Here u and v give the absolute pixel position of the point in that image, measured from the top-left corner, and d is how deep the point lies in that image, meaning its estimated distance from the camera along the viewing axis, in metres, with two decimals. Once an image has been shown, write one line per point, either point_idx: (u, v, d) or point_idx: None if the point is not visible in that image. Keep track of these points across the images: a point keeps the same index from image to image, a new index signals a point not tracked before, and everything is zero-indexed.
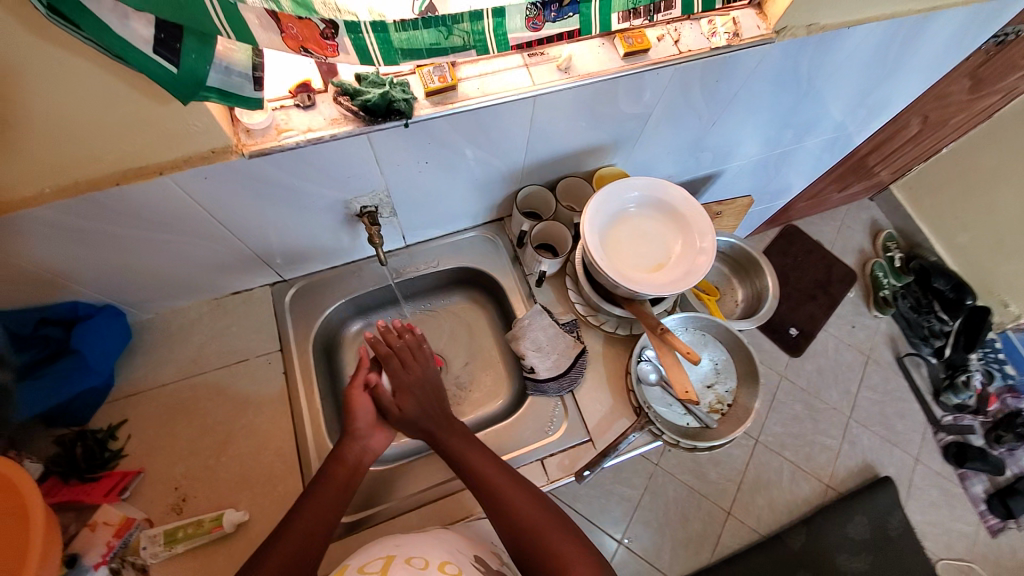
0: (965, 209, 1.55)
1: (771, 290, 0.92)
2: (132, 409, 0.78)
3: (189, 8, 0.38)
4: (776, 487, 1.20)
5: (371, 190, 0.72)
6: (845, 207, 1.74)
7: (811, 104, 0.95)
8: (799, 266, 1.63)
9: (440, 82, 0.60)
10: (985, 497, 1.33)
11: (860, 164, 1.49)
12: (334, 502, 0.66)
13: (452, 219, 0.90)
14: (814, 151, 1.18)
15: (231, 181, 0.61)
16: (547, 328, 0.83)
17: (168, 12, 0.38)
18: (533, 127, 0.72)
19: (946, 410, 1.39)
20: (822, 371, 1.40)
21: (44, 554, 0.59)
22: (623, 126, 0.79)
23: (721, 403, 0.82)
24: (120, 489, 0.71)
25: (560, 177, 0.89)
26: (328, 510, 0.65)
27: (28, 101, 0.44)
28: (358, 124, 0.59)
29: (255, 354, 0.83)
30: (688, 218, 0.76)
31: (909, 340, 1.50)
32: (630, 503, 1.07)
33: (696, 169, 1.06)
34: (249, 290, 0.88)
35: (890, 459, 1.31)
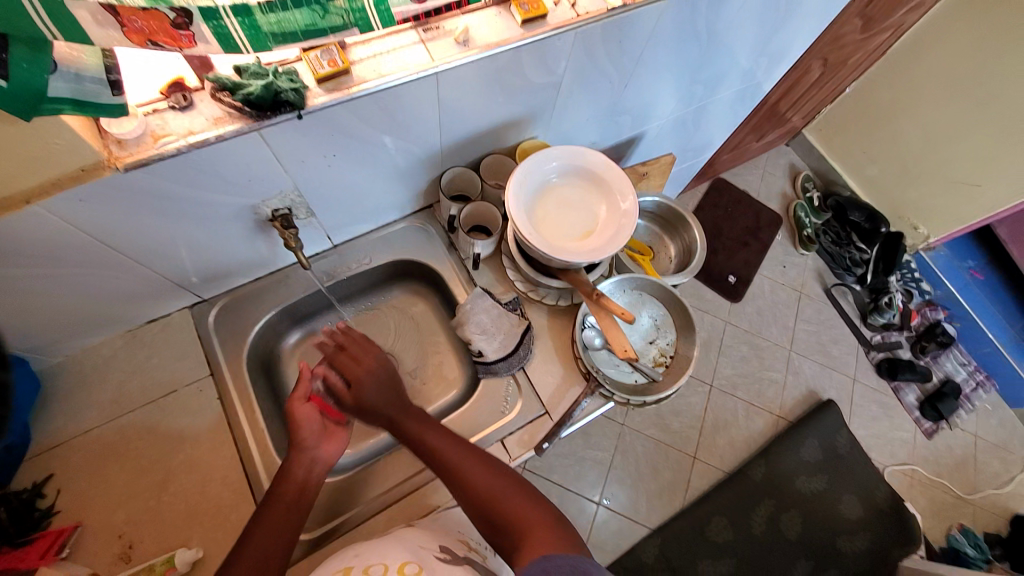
0: (869, 144, 1.67)
1: (698, 241, 0.95)
2: (57, 462, 0.71)
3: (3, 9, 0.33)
4: (734, 425, 1.30)
5: (280, 192, 0.68)
6: (765, 154, 1.83)
7: (714, 57, 0.98)
8: (730, 216, 1.69)
9: (330, 66, 0.57)
10: (918, 404, 1.46)
11: (772, 112, 1.57)
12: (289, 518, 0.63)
13: (378, 212, 0.87)
14: (727, 103, 1.22)
15: (115, 200, 0.55)
16: (490, 310, 0.82)
17: None
18: (442, 106, 0.69)
19: (874, 330, 1.54)
20: (762, 312, 1.49)
21: None
22: (535, 95, 0.78)
23: (663, 356, 0.85)
24: (58, 547, 0.64)
25: (482, 156, 0.88)
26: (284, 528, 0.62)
27: None
28: (245, 121, 0.54)
29: (183, 383, 0.78)
30: (607, 180, 0.76)
31: (835, 272, 1.61)
32: (602, 466, 1.16)
33: (618, 133, 1.07)
34: (168, 317, 0.81)
35: (829, 382, 1.43)
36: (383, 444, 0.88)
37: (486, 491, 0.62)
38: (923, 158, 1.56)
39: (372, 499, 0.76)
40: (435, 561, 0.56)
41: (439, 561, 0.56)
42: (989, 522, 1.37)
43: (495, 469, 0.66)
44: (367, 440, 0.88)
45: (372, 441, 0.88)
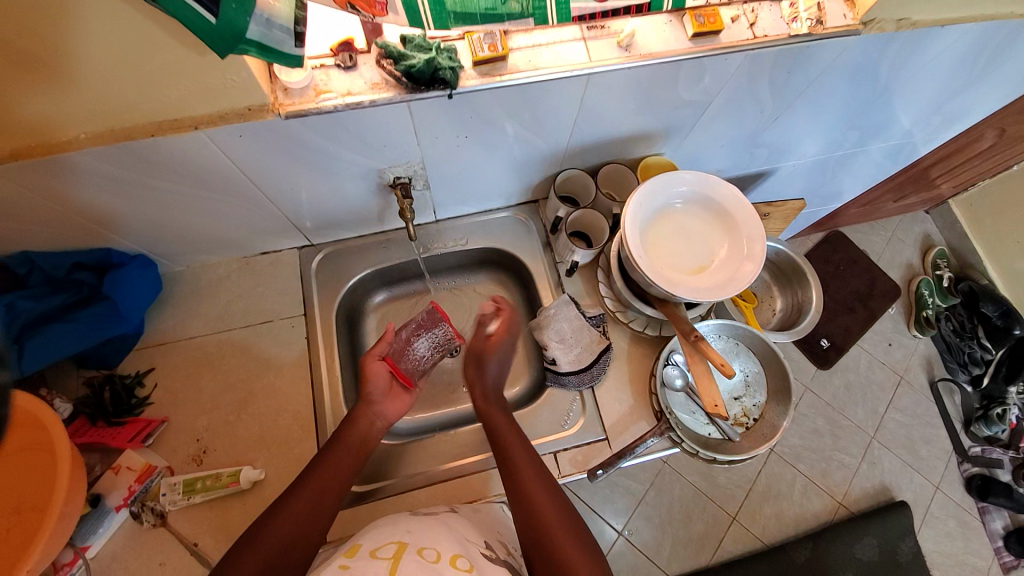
0: None
1: (813, 303, 0.86)
2: (161, 358, 0.79)
3: None
4: (786, 499, 1.14)
5: (407, 161, 0.69)
6: (899, 218, 1.63)
7: (882, 107, 0.87)
8: (839, 276, 1.52)
9: (490, 51, 0.56)
10: (1003, 534, 1.27)
11: (923, 175, 1.39)
12: (348, 468, 0.66)
13: (486, 197, 0.87)
14: (876, 157, 1.09)
15: (268, 141, 0.58)
16: (572, 320, 0.79)
17: None
18: (583, 107, 0.67)
19: (974, 441, 1.34)
20: (850, 387, 1.31)
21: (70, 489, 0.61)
22: (677, 112, 0.74)
23: (747, 417, 0.78)
24: (145, 436, 0.73)
25: (602, 163, 0.84)
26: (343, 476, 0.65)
27: (74, 48, 0.43)
28: (398, 91, 0.55)
29: (279, 316, 0.83)
30: (736, 219, 0.71)
31: (948, 365, 1.41)
32: (633, 497, 1.04)
33: (748, 166, 0.99)
34: (277, 253, 0.87)
35: (909, 483, 1.24)
36: (438, 420, 0.90)
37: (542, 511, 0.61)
38: None
39: (419, 473, 0.78)
40: (482, 563, 0.55)
41: (485, 560, 0.56)
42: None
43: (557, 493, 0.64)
44: (422, 414, 0.90)
45: (427, 415, 0.90)
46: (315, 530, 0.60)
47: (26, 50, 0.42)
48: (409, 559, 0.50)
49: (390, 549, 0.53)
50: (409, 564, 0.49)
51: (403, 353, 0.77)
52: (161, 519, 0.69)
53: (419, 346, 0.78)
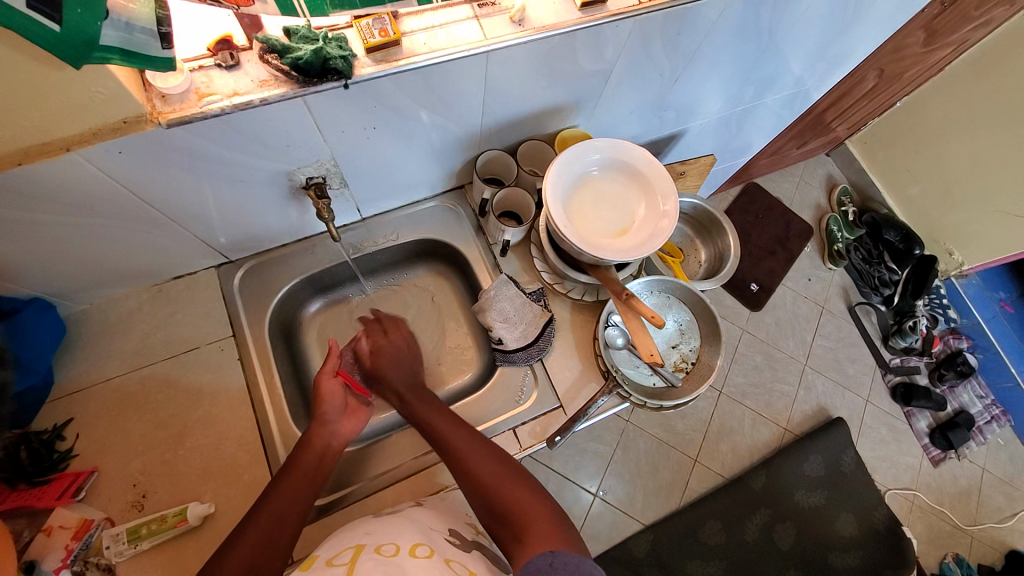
0: (915, 161, 1.61)
1: (732, 248, 0.92)
2: (78, 407, 0.73)
3: None
4: (739, 434, 1.23)
5: (316, 160, 0.67)
6: (803, 163, 1.76)
7: (771, 58, 0.93)
8: (759, 223, 1.64)
9: (381, 36, 0.55)
10: (929, 432, 1.41)
11: (818, 120, 1.51)
12: (308, 487, 0.64)
13: (410, 189, 0.85)
14: (774, 107, 1.18)
15: (155, 155, 0.54)
16: (513, 299, 0.81)
17: None
18: (488, 86, 0.67)
19: (894, 353, 1.48)
20: (781, 323, 1.42)
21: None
22: (583, 83, 0.75)
23: (685, 362, 0.83)
24: (75, 490, 0.67)
25: (520, 141, 0.85)
26: (301, 491, 0.63)
27: None
28: (290, 85, 0.53)
29: (206, 340, 0.79)
30: (650, 179, 0.74)
31: (862, 290, 1.56)
32: (602, 460, 1.09)
33: (660, 128, 1.04)
34: (193, 275, 0.82)
35: (842, 401, 1.37)
36: (395, 418, 0.89)
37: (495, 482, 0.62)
38: (968, 180, 1.51)
39: (382, 473, 0.77)
40: (446, 546, 0.56)
41: (448, 545, 0.57)
42: (983, 554, 1.37)
43: (508, 463, 0.65)
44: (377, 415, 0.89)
45: (383, 416, 0.89)
46: (278, 552, 0.58)
47: None
48: (366, 559, 0.50)
49: (347, 554, 0.52)
50: (366, 563, 0.49)
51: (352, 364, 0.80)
52: (109, 573, 0.65)
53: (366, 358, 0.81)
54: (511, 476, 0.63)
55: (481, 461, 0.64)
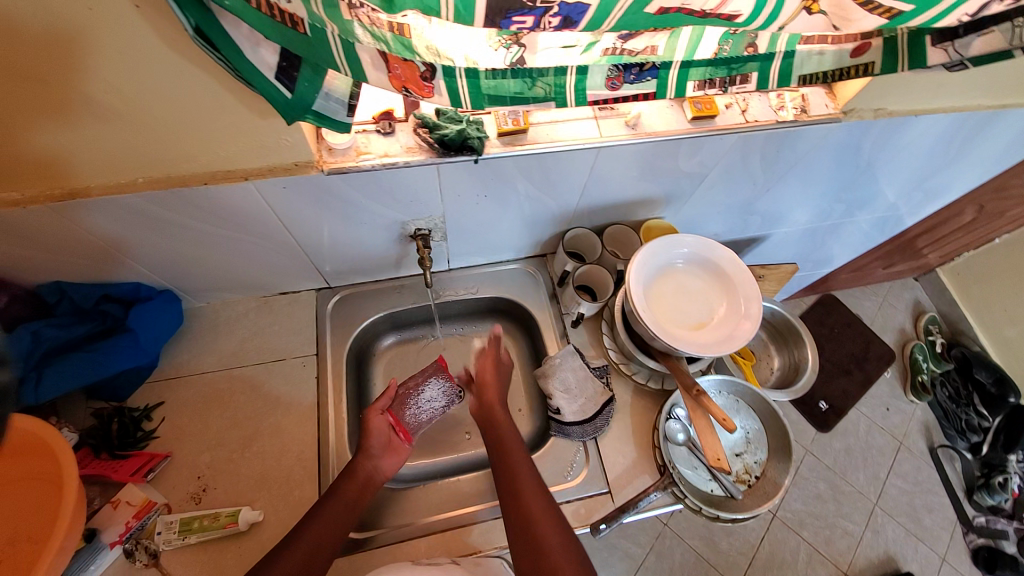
0: (1011, 300, 1.58)
1: (810, 362, 0.89)
2: (170, 393, 0.81)
3: (314, 44, 0.40)
4: (790, 568, 1.11)
5: (429, 215, 0.75)
6: (888, 283, 1.71)
7: (866, 184, 0.96)
8: (834, 338, 1.58)
9: (513, 124, 0.63)
10: None
11: (908, 245, 1.47)
12: (340, 514, 0.67)
13: (498, 250, 0.92)
14: (864, 228, 1.17)
15: (307, 194, 0.64)
16: (578, 370, 0.82)
17: (298, 48, 0.41)
18: (593, 174, 0.74)
19: (979, 510, 1.34)
20: (850, 452, 1.31)
21: (73, 522, 0.61)
22: (677, 182, 0.81)
23: (748, 474, 0.78)
24: (147, 470, 0.73)
25: (608, 224, 0.90)
26: (332, 520, 0.66)
27: (138, 97, 0.48)
28: (431, 154, 0.62)
29: (292, 354, 0.86)
30: (734, 279, 0.76)
31: (945, 431, 1.44)
32: (634, 561, 1.01)
33: (743, 231, 1.07)
34: (295, 293, 0.91)
35: (913, 554, 1.22)
36: (440, 467, 0.89)
37: (541, 527, 0.64)
38: None
39: (418, 521, 0.77)
40: None
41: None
42: None
43: (546, 495, 0.68)
44: (421, 459, 0.89)
45: (427, 461, 0.89)
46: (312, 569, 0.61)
47: (106, 103, 0.48)
48: None
49: None
50: None
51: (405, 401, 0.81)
52: (154, 560, 0.68)
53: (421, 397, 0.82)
54: (550, 521, 0.64)
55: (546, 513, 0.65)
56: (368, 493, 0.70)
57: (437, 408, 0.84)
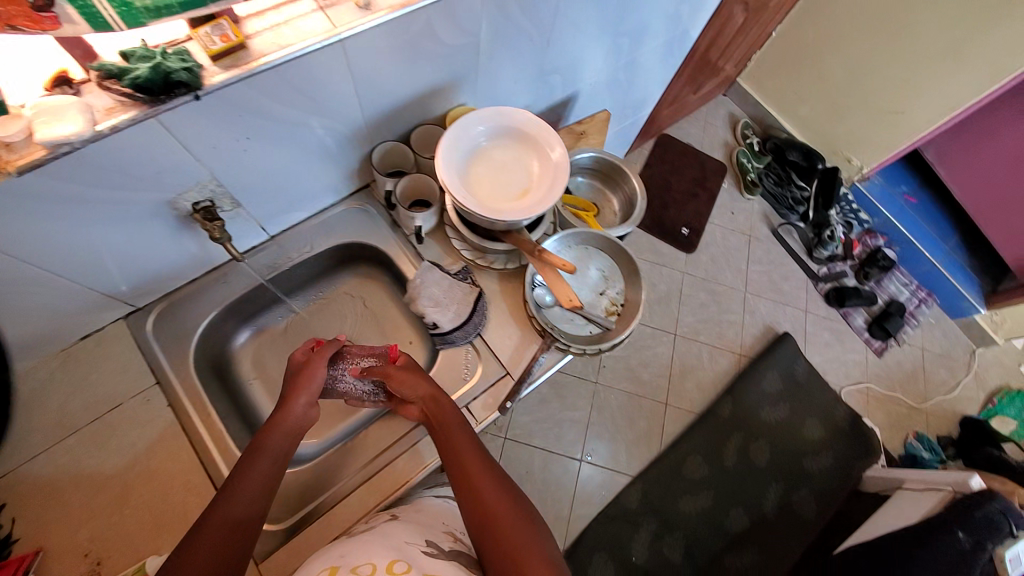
0: (798, 84, 1.79)
1: (638, 191, 1.08)
2: (7, 491, 0.68)
3: None
4: (700, 368, 1.56)
5: (197, 181, 0.66)
6: (705, 106, 1.95)
7: (636, 6, 0.97)
8: (677, 170, 1.82)
9: (222, 42, 0.54)
10: (867, 327, 1.69)
11: (704, 61, 1.60)
12: (271, 468, 0.59)
13: (313, 196, 0.85)
14: (658, 54, 1.24)
15: (14, 207, 0.52)
16: (440, 282, 0.82)
17: None
18: (357, 77, 0.68)
19: (820, 263, 1.75)
20: (715, 259, 1.70)
21: None
22: (454, 58, 0.77)
23: (615, 304, 0.87)
24: (22, 572, 0.63)
25: (411, 128, 0.86)
26: (264, 470, 0.59)
27: None
28: (140, 108, 0.52)
29: (128, 395, 0.75)
30: (537, 137, 0.77)
31: (780, 212, 1.80)
32: (581, 425, 1.44)
33: (550, 95, 1.08)
34: (100, 332, 0.78)
35: (783, 316, 1.67)
36: (347, 429, 0.88)
37: (494, 503, 0.60)
38: (849, 92, 1.67)
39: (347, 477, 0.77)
40: (422, 560, 0.57)
41: (427, 557, 0.58)
42: (937, 425, 1.60)
43: (502, 480, 0.63)
44: (330, 429, 0.88)
45: (345, 424, 0.88)
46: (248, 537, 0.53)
47: None
48: None
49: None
50: None
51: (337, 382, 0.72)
52: None
53: (349, 377, 0.72)
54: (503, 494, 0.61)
55: (501, 498, 0.61)
56: (297, 438, 0.64)
57: (356, 389, 0.73)
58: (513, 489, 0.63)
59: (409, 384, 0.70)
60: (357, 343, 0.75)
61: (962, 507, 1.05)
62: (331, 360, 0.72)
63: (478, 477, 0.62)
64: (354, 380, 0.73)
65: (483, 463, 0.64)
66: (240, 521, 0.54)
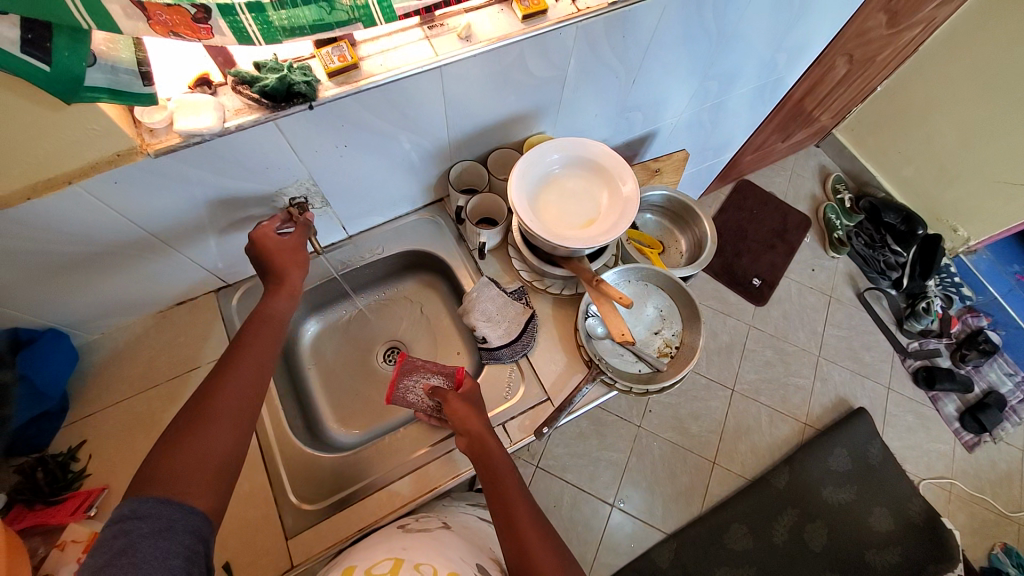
0: (901, 143, 1.67)
1: (710, 236, 1.04)
2: (91, 430, 0.77)
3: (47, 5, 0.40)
4: (756, 431, 1.45)
5: (296, 180, 0.73)
6: (793, 156, 1.87)
7: (728, 52, 0.97)
8: (754, 218, 1.74)
9: (340, 61, 0.61)
10: (958, 416, 1.49)
11: (797, 111, 1.53)
12: (269, 337, 0.62)
13: (391, 204, 0.91)
14: (747, 99, 1.21)
15: (148, 182, 0.61)
16: (496, 299, 0.84)
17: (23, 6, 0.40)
18: (449, 101, 0.73)
19: (911, 337, 1.58)
20: (787, 316, 1.59)
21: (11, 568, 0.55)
22: (540, 89, 0.80)
23: (669, 346, 0.84)
24: (87, 507, 0.70)
25: (490, 150, 0.90)
26: (242, 367, 0.57)
27: None
28: (262, 111, 0.60)
29: (205, 360, 0.83)
30: (611, 170, 0.78)
31: (869, 276, 1.66)
32: (617, 467, 1.38)
33: (630, 131, 1.09)
34: (193, 300, 0.88)
35: (862, 391, 1.51)
36: (384, 427, 0.91)
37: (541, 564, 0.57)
38: (962, 156, 1.53)
39: (381, 471, 0.79)
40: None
41: None
42: None
43: (551, 539, 0.60)
44: (371, 423, 0.91)
45: (386, 421, 0.91)
46: (257, 407, 0.56)
47: None
48: (407, 573, 0.54)
49: (387, 564, 0.56)
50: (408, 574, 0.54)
51: (404, 389, 0.78)
52: None
53: (415, 387, 0.78)
54: (552, 556, 0.58)
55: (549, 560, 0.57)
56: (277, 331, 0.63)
57: (417, 403, 0.78)
58: (561, 550, 0.60)
59: (466, 419, 0.68)
60: (436, 361, 0.80)
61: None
62: (409, 371, 0.79)
63: (525, 534, 0.59)
64: (417, 392, 0.78)
65: (532, 519, 0.61)
66: (225, 436, 0.52)
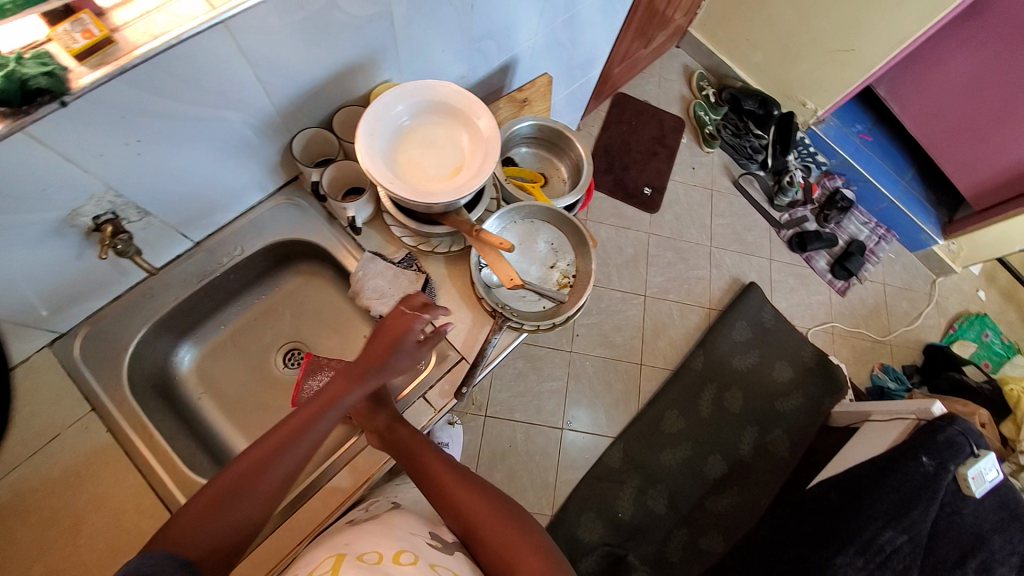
0: (747, 29, 1.76)
1: (583, 156, 1.06)
2: None
3: None
4: (671, 325, 1.58)
5: (91, 195, 0.61)
6: (658, 60, 1.91)
7: None
8: (634, 129, 1.78)
9: (86, 39, 0.50)
10: (830, 268, 1.72)
11: (651, 12, 1.54)
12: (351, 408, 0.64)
13: (236, 195, 0.79)
14: (600, 11, 1.18)
15: None
16: (384, 273, 0.79)
17: None
18: (254, 61, 0.62)
19: (782, 211, 1.76)
20: (679, 216, 1.70)
21: None
22: (366, 33, 0.71)
23: (567, 277, 0.85)
24: None
25: (333, 112, 0.81)
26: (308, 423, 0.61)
27: None
28: (4, 121, 0.48)
29: (64, 425, 0.71)
30: (466, 111, 0.73)
31: (740, 163, 1.79)
32: (559, 394, 1.45)
33: (487, 64, 1.03)
34: (25, 360, 0.73)
35: (749, 267, 1.68)
36: None
37: (477, 513, 0.62)
38: (799, 34, 1.64)
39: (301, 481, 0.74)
40: (428, 550, 0.59)
41: (431, 548, 0.60)
42: (903, 356, 1.66)
43: (483, 489, 0.65)
44: None
45: None
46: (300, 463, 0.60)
47: None
48: (348, 566, 0.52)
49: (330, 562, 0.55)
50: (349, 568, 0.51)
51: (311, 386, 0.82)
52: None
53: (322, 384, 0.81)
54: (484, 502, 0.63)
55: (478, 508, 0.62)
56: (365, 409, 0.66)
57: None
58: (494, 493, 0.65)
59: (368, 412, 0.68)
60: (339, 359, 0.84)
61: (927, 432, 1.06)
62: (311, 371, 0.83)
63: (455, 495, 0.64)
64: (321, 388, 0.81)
65: (457, 481, 0.65)
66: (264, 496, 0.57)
